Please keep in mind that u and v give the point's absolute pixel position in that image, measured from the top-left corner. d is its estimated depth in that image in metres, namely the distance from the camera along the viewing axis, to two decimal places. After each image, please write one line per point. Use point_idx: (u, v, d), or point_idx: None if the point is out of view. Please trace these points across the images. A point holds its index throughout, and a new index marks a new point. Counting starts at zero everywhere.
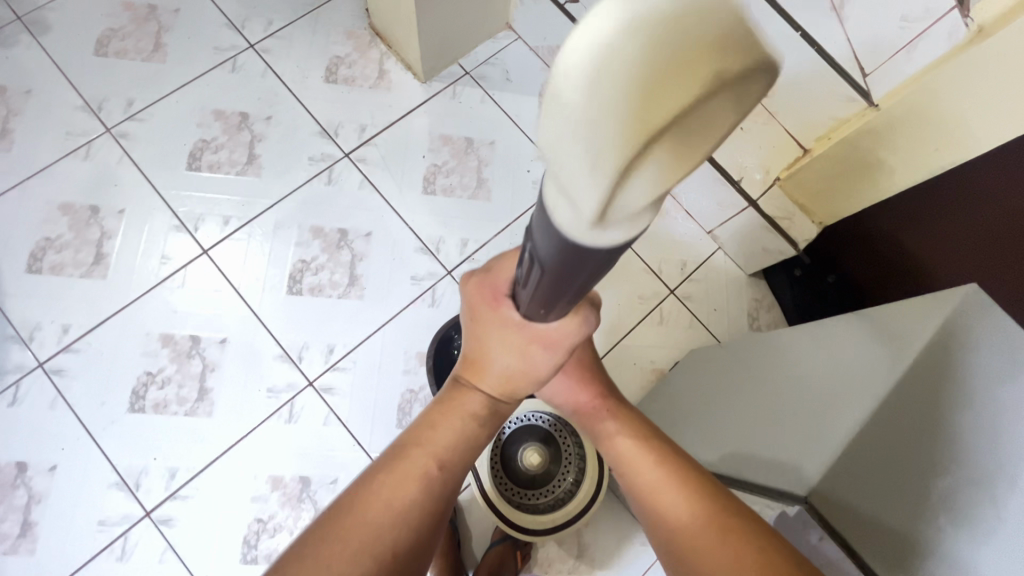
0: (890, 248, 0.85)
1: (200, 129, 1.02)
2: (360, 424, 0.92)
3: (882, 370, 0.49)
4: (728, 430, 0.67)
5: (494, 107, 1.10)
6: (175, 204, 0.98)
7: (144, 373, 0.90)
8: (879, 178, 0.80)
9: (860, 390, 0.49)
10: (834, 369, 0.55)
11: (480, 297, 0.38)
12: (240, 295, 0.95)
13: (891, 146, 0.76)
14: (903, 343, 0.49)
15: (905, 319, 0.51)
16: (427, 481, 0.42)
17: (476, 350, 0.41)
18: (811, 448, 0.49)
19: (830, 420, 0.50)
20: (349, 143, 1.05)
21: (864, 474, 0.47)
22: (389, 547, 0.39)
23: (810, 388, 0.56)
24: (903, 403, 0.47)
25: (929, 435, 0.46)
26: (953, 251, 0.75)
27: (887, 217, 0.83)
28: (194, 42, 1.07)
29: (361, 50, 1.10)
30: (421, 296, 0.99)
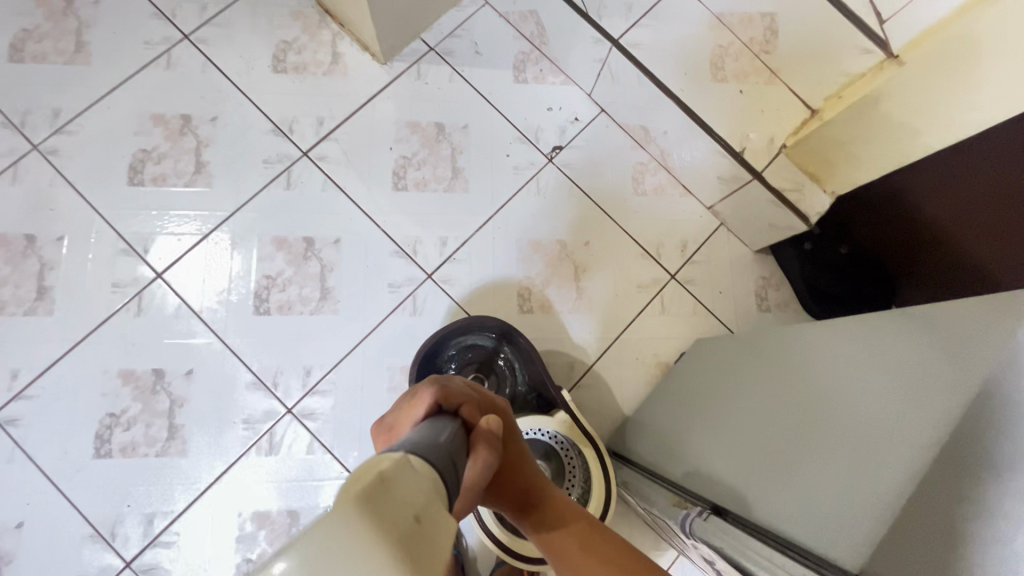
0: (904, 216, 0.77)
1: (138, 138, 0.92)
2: (347, 449, 0.86)
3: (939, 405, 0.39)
4: (743, 458, 0.58)
5: (465, 86, 0.99)
6: (120, 225, 0.89)
7: (107, 415, 0.83)
8: (901, 142, 0.71)
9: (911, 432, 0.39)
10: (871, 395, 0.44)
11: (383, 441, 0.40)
12: (202, 320, 0.87)
13: (917, 106, 0.66)
14: (966, 362, 0.39)
15: (964, 328, 0.40)
16: None
17: None
18: (865, 514, 0.39)
19: (881, 477, 0.40)
20: (307, 140, 0.95)
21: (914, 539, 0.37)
22: None
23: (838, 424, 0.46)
24: (976, 455, 0.36)
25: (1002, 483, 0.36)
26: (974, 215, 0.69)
27: (897, 182, 0.75)
28: (121, 37, 0.95)
29: (310, 32, 0.98)
30: (401, 304, 0.91)
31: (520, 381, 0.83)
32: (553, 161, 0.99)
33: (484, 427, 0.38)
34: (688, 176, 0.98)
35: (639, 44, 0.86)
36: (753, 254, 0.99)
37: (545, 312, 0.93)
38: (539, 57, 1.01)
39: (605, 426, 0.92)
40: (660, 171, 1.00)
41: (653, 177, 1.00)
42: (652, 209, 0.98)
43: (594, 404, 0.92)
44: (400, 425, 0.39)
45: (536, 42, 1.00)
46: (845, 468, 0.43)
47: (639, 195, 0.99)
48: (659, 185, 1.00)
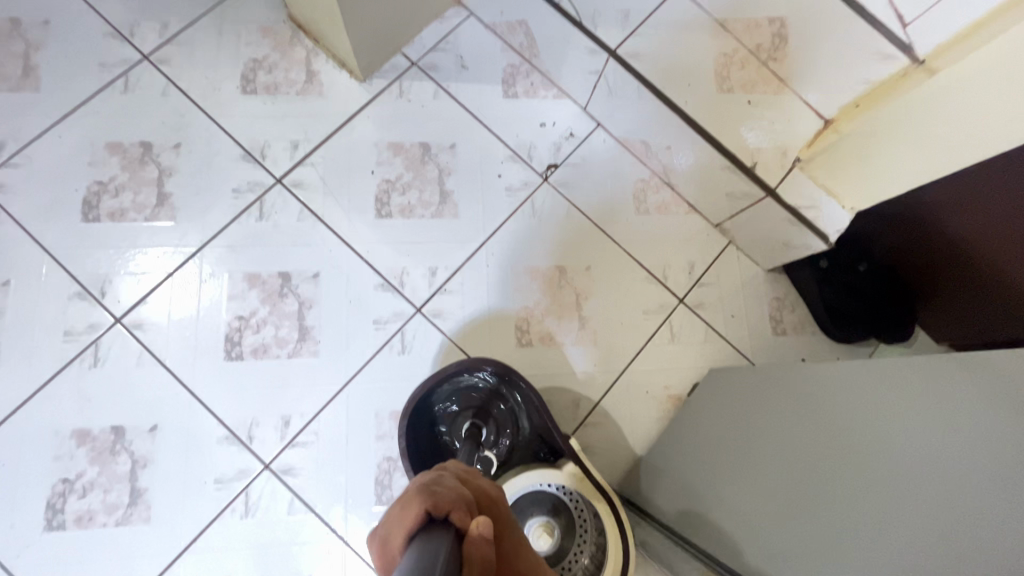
0: (931, 236, 0.72)
1: (93, 169, 0.83)
2: (332, 506, 0.77)
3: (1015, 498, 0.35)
4: (768, 516, 0.54)
5: (451, 103, 0.92)
6: (73, 266, 0.80)
7: (60, 481, 0.74)
8: (932, 153, 0.62)
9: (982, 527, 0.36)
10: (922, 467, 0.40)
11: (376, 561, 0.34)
12: (167, 368, 0.78)
13: (960, 116, 0.58)
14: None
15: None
16: None
17: None
18: None
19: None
20: (281, 166, 0.87)
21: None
22: None
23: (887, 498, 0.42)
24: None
25: None
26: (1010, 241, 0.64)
27: (921, 204, 0.70)
28: (72, 60, 0.87)
29: (281, 49, 0.90)
30: (388, 342, 0.83)
31: (522, 426, 0.75)
32: (548, 180, 0.92)
33: (475, 532, 0.32)
34: (693, 194, 0.91)
35: (637, 56, 0.79)
36: (765, 273, 0.93)
37: (545, 345, 0.86)
38: (530, 70, 0.94)
39: (616, 466, 0.84)
40: (663, 188, 0.93)
41: (656, 194, 0.93)
42: (656, 229, 0.92)
43: (603, 443, 0.84)
44: (388, 547, 0.33)
45: (525, 54, 0.93)
46: (909, 558, 0.39)
47: (642, 213, 0.92)
48: (663, 203, 0.93)
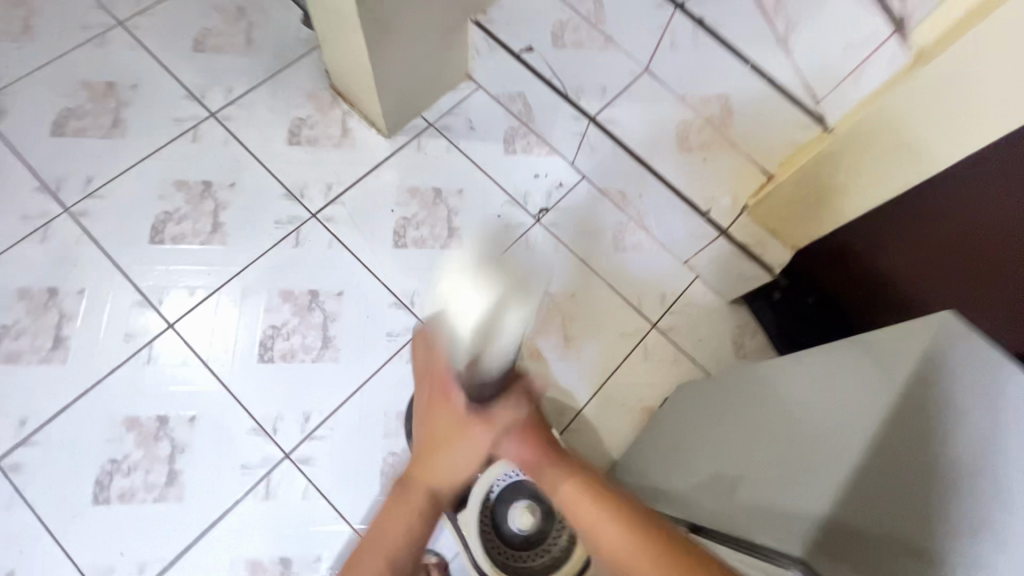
0: (864, 268, 0.84)
1: (162, 201, 1.00)
2: (341, 493, 0.87)
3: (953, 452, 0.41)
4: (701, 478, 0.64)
5: (460, 156, 1.10)
6: (138, 279, 0.95)
7: (108, 461, 0.85)
8: (841, 196, 0.80)
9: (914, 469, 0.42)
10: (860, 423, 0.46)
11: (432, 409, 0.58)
12: (209, 367, 0.91)
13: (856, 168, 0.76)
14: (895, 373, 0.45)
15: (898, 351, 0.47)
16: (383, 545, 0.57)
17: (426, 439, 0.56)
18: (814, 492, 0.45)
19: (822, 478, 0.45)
20: (316, 204, 1.04)
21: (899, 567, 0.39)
22: None
23: (822, 453, 0.47)
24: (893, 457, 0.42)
25: (916, 468, 0.41)
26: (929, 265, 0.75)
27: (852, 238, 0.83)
28: (153, 115, 1.06)
29: (322, 111, 1.10)
30: (398, 352, 0.96)
31: None
32: (540, 222, 1.08)
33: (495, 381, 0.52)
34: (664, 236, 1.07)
35: (614, 120, 0.99)
36: (728, 305, 1.07)
37: (534, 359, 0.99)
38: (527, 132, 1.12)
39: (594, 469, 0.95)
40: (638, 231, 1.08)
41: (632, 236, 1.09)
42: (632, 264, 1.07)
43: (582, 447, 0.96)
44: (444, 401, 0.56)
45: (524, 119, 1.12)
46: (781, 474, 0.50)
47: (620, 250, 1.08)
48: (637, 244, 1.08)
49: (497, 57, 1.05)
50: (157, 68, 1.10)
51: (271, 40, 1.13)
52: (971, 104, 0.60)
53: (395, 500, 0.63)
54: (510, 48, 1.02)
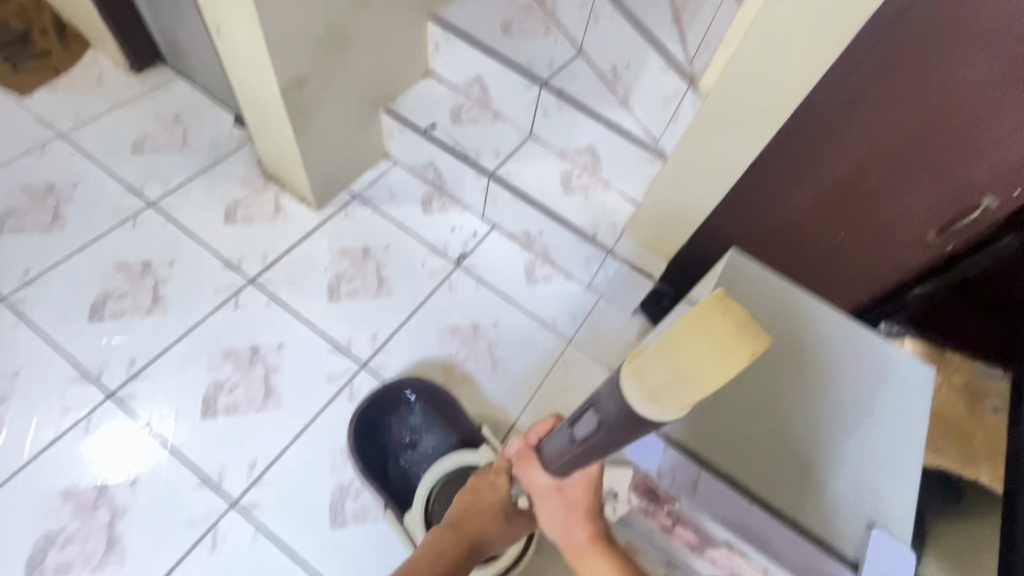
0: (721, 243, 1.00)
1: (101, 283, 1.07)
2: (292, 533, 0.89)
3: (857, 403, 0.55)
4: None
5: (384, 219, 1.25)
6: (76, 355, 0.99)
7: (43, 536, 0.85)
8: (700, 194, 0.96)
9: (825, 413, 0.53)
10: (797, 355, 0.56)
11: (488, 479, 0.56)
12: (151, 430, 0.94)
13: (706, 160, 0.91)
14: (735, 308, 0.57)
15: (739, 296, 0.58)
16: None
17: (468, 519, 0.55)
18: (719, 409, 0.52)
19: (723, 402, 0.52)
20: (253, 270, 1.14)
21: (787, 484, 0.49)
22: None
23: (789, 390, 0.54)
24: (772, 364, 0.55)
25: (782, 366, 0.55)
26: (793, 226, 0.91)
27: (710, 226, 0.99)
28: (92, 208, 1.16)
29: (256, 193, 1.24)
30: (339, 393, 1.03)
31: (449, 433, 0.96)
32: (460, 266, 1.22)
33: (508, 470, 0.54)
34: (567, 265, 1.23)
35: (510, 174, 1.19)
36: (631, 316, 1.21)
37: (468, 384, 1.09)
38: (441, 196, 1.30)
39: None
40: (545, 264, 1.24)
41: (541, 269, 1.24)
42: (544, 293, 1.20)
43: None
44: (485, 495, 0.55)
45: (437, 185, 1.30)
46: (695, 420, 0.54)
47: (533, 283, 1.22)
48: (547, 275, 1.23)
49: (408, 135, 1.24)
50: (96, 168, 1.21)
51: (207, 139, 1.29)
52: (778, 75, 0.76)
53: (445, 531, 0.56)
54: (416, 127, 1.21)
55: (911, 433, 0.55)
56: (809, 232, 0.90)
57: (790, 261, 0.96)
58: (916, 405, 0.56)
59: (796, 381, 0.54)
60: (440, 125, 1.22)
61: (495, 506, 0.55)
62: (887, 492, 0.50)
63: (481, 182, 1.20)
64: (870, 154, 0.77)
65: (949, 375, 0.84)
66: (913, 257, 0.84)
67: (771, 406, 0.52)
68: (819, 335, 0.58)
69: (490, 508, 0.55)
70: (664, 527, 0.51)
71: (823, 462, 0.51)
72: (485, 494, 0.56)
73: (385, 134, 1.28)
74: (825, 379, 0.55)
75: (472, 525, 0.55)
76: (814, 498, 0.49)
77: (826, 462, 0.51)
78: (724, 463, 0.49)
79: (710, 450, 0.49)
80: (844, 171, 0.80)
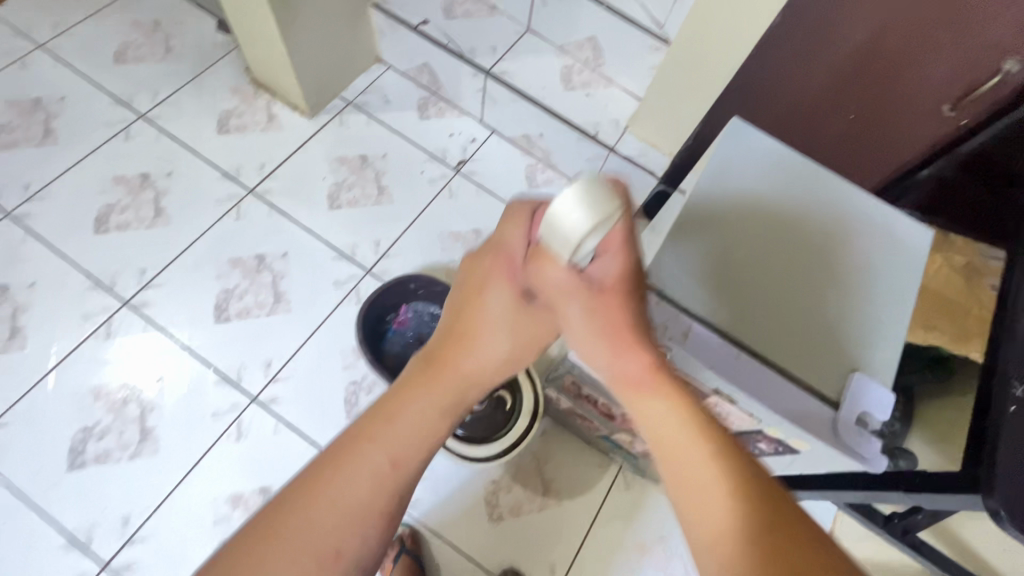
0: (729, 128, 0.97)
1: (103, 196, 1.07)
2: (311, 424, 0.95)
3: (871, 270, 0.54)
4: None
5: (380, 126, 1.22)
6: (89, 266, 1.01)
7: (81, 429, 0.91)
8: (708, 74, 0.92)
9: (840, 280, 0.53)
10: (816, 227, 0.54)
11: (499, 266, 0.49)
12: (169, 334, 0.98)
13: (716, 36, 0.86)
14: (756, 183, 0.55)
15: (762, 170, 0.56)
16: (384, 472, 0.46)
17: (463, 326, 0.49)
18: (732, 279, 0.51)
19: (737, 273, 0.52)
20: (252, 180, 1.13)
21: (795, 345, 0.50)
22: (339, 541, 0.44)
23: (804, 261, 0.53)
24: (790, 237, 0.54)
25: (800, 239, 0.54)
26: (802, 106, 0.87)
27: (716, 112, 0.95)
28: (83, 121, 1.14)
29: (247, 102, 1.20)
30: (346, 297, 1.05)
31: None
32: (460, 172, 1.19)
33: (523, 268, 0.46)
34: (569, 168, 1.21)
35: (508, 72, 1.14)
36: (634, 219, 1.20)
37: None
38: (438, 100, 1.25)
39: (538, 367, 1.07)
40: (547, 169, 1.22)
41: (543, 174, 1.22)
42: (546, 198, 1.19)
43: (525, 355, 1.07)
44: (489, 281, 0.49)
45: (433, 88, 1.24)
46: None
47: (535, 187, 1.20)
48: (549, 180, 1.21)
49: (399, 33, 1.18)
50: (81, 80, 1.17)
51: (191, 47, 1.23)
52: None
53: (423, 366, 0.49)
54: (408, 23, 1.15)
55: (912, 284, 0.54)
56: (819, 111, 0.87)
57: (798, 143, 0.93)
58: (915, 255, 0.55)
59: (812, 253, 0.53)
60: (432, 20, 1.15)
61: (488, 326, 0.49)
62: (881, 345, 0.51)
63: (478, 81, 1.15)
64: (889, 18, 0.72)
65: (950, 256, 0.80)
66: (927, 130, 0.81)
67: (785, 275, 0.52)
68: (839, 206, 0.56)
69: (481, 329, 0.49)
70: None
71: (834, 325, 0.51)
72: (474, 319, 0.49)
73: (375, 34, 1.21)
74: (842, 250, 0.54)
75: (456, 352, 0.49)
76: (820, 357, 0.50)
77: (836, 325, 0.51)
78: (732, 328, 0.50)
79: (721, 315, 0.50)
80: (859, 39, 0.75)
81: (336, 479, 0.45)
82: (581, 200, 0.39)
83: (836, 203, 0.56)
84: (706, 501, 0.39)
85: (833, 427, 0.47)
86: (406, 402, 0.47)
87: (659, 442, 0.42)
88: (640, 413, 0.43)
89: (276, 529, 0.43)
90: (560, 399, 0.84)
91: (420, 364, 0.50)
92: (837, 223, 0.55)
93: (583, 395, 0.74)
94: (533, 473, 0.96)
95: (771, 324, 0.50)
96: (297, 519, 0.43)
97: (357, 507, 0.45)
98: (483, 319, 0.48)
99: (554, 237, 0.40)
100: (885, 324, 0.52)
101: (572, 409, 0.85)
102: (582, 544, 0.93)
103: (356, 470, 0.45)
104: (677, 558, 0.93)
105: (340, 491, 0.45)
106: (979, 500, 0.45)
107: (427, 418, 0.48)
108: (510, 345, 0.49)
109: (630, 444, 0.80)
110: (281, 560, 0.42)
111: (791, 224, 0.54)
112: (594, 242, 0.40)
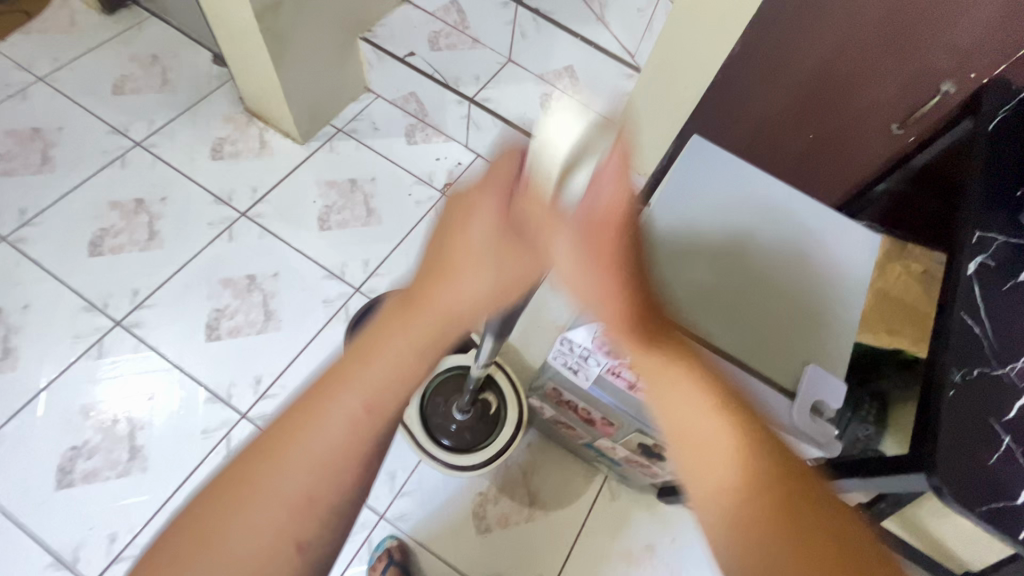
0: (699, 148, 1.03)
1: (97, 221, 1.10)
2: None
3: (836, 282, 0.58)
4: None
5: (369, 151, 1.27)
6: (82, 288, 1.04)
7: (69, 448, 0.92)
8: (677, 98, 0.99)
9: (810, 293, 0.57)
10: (789, 244, 0.59)
11: (482, 190, 0.40)
12: (160, 353, 1.00)
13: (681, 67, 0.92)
14: (736, 204, 0.60)
15: (741, 192, 0.61)
16: (359, 413, 0.37)
17: (444, 259, 0.42)
18: (711, 288, 0.55)
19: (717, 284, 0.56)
20: (244, 204, 1.17)
21: (766, 350, 0.53)
22: (310, 493, 0.36)
23: (779, 276, 0.57)
24: (766, 253, 0.58)
25: (775, 255, 0.58)
26: (763, 126, 0.93)
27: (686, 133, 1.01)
28: (80, 150, 1.18)
29: (241, 130, 1.25)
30: (335, 315, 1.08)
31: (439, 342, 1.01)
32: (446, 194, 1.24)
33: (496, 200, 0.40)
34: None
35: (490, 99, 1.20)
36: None
37: None
38: (425, 126, 1.30)
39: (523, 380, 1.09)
40: None
41: None
42: None
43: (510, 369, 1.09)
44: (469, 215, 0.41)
45: (420, 115, 1.30)
46: None
47: None
48: None
49: (387, 65, 1.24)
50: (79, 110, 1.22)
51: (187, 79, 1.29)
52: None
53: (400, 307, 0.41)
54: (394, 55, 1.22)
55: (862, 286, 0.59)
56: (779, 131, 0.93)
57: (763, 160, 0.99)
58: (863, 259, 0.60)
59: (787, 268, 0.58)
60: (418, 52, 1.21)
61: (472, 258, 0.41)
62: (836, 342, 0.55)
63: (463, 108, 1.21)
64: (834, 46, 0.78)
65: (908, 263, 0.84)
66: (880, 147, 0.87)
67: (759, 285, 0.56)
68: (808, 224, 0.60)
69: (462, 263, 0.41)
70: (631, 380, 0.60)
71: (803, 332, 0.55)
72: (456, 250, 0.41)
73: (365, 66, 1.28)
74: (813, 266, 0.58)
75: (434, 287, 0.41)
76: (788, 359, 0.53)
77: (805, 331, 0.55)
78: (709, 333, 0.53)
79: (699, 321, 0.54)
80: (810, 65, 0.82)
81: (304, 428, 0.36)
82: (569, 124, 0.36)
83: (806, 223, 0.60)
84: (722, 470, 0.38)
85: (790, 415, 0.51)
86: (384, 342, 0.40)
87: (676, 405, 0.40)
88: (654, 376, 0.40)
89: (248, 473, 0.36)
90: (543, 408, 0.87)
91: (394, 308, 0.42)
92: (808, 241, 0.60)
93: (563, 401, 0.76)
94: (519, 484, 0.98)
95: (744, 327, 0.54)
96: (264, 482, 0.35)
97: (327, 460, 0.36)
98: (463, 250, 0.41)
99: (541, 163, 0.37)
100: (842, 324, 0.56)
101: (555, 417, 0.87)
102: (569, 553, 0.94)
103: (329, 420, 0.37)
104: (662, 566, 0.94)
105: (309, 440, 0.36)
106: (923, 479, 0.48)
107: (404, 359, 0.39)
108: (491, 283, 0.41)
109: (612, 450, 0.83)
110: (245, 523, 0.34)
111: (768, 242, 0.59)
112: (582, 177, 0.36)
